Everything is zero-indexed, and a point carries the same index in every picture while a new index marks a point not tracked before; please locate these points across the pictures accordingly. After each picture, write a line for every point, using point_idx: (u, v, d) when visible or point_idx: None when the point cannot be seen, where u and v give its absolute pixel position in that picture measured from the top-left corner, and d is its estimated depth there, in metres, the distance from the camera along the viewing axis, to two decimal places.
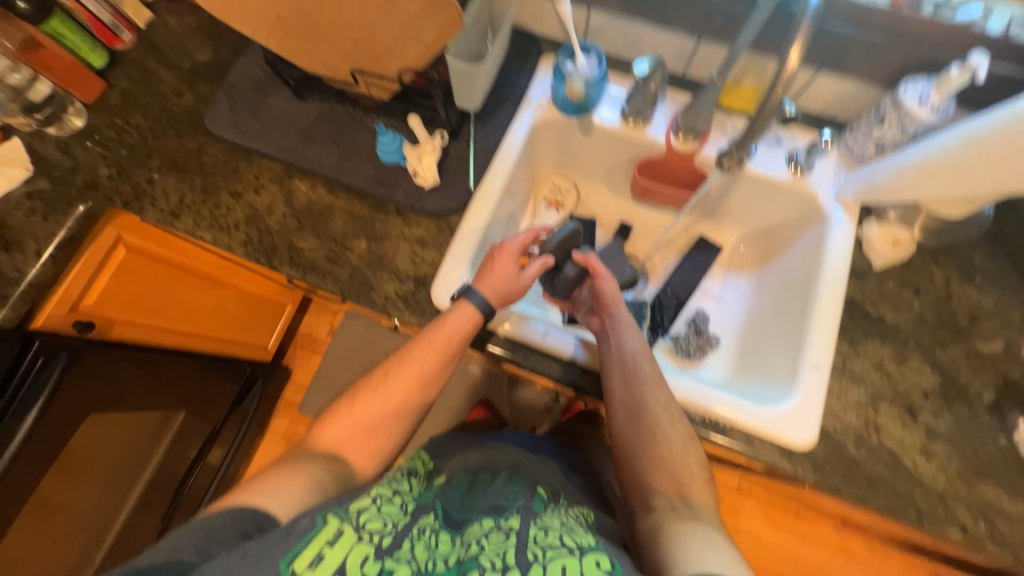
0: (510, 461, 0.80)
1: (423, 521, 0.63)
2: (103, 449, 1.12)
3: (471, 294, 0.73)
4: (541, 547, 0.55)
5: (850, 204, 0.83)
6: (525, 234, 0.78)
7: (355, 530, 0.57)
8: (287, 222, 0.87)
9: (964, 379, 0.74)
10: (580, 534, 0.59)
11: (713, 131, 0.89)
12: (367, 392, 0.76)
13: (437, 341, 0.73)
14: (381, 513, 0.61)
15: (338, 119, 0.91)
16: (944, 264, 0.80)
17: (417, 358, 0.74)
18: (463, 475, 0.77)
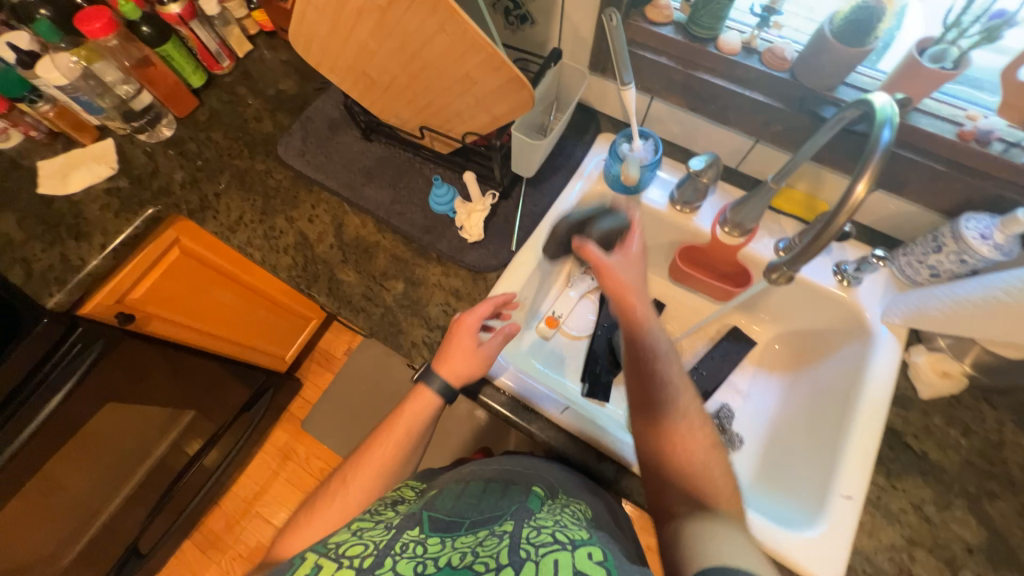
0: (504, 472, 0.77)
1: (409, 531, 0.59)
2: (111, 432, 1.14)
3: (431, 377, 0.74)
4: (535, 544, 0.53)
5: (897, 325, 0.79)
6: (483, 305, 0.77)
7: (334, 559, 0.53)
8: (333, 253, 0.90)
9: (1015, 540, 0.67)
10: (573, 528, 0.57)
11: (761, 230, 0.89)
12: (323, 503, 0.71)
13: (405, 418, 0.75)
14: (365, 538, 0.58)
15: (399, 164, 0.96)
16: (997, 406, 0.75)
17: (378, 448, 0.74)
18: (455, 485, 0.73)
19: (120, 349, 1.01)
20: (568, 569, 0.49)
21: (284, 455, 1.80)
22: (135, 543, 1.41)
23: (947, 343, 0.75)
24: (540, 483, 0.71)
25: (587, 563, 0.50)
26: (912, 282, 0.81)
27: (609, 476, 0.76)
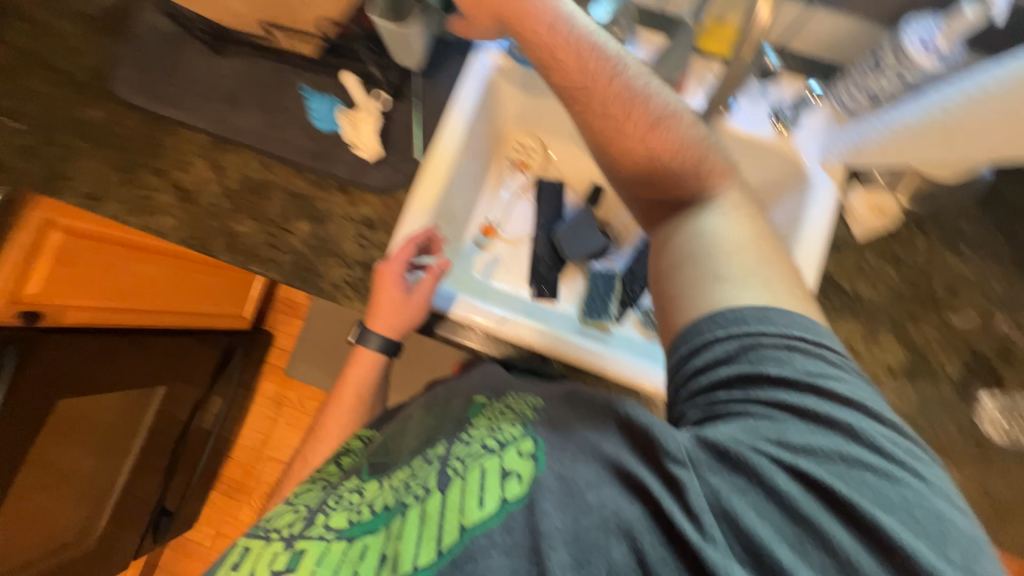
0: (453, 390, 0.70)
1: (346, 484, 0.60)
2: (89, 415, 1.11)
3: (369, 336, 0.73)
4: (461, 460, 0.50)
5: (835, 166, 0.75)
6: (402, 250, 0.71)
7: (262, 536, 0.55)
8: (220, 203, 0.79)
9: (933, 355, 0.71)
10: (508, 427, 0.51)
11: (691, 82, 0.78)
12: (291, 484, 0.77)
13: (349, 386, 0.77)
14: (297, 504, 0.60)
15: (265, 80, 0.80)
16: (929, 233, 0.74)
17: (334, 421, 0.78)
18: (395, 424, 0.70)
19: (48, 345, 0.91)
20: (494, 476, 0.46)
21: (278, 403, 1.86)
22: (162, 505, 1.51)
23: (885, 179, 0.74)
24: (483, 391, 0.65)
25: (516, 461, 0.46)
26: (853, 113, 0.74)
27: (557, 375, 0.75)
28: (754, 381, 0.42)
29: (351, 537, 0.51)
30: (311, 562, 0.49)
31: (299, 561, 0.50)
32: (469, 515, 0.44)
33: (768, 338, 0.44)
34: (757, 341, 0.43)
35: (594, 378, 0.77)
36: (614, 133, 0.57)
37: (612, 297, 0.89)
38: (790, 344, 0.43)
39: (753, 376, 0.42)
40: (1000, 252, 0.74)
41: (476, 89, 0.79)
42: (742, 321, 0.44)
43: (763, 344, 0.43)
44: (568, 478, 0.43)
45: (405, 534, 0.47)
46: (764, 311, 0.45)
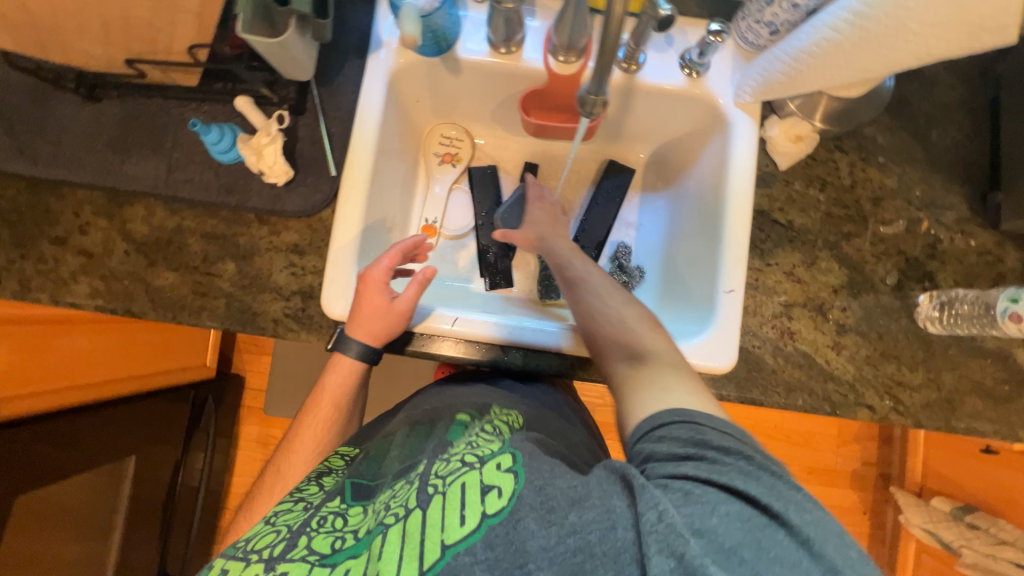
0: (432, 409, 0.73)
1: (328, 506, 0.56)
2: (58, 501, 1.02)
3: (347, 344, 0.71)
4: (443, 476, 0.50)
5: (751, 104, 0.76)
6: (389, 256, 0.71)
7: (242, 557, 0.50)
8: (134, 260, 0.74)
9: (870, 267, 0.74)
10: (485, 444, 0.55)
11: (595, 45, 0.77)
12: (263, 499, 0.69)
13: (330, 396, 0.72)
14: (277, 525, 0.54)
15: (150, 119, 0.73)
16: (848, 151, 0.76)
17: (310, 429, 0.74)
18: (378, 443, 0.69)
19: None
20: (475, 489, 0.47)
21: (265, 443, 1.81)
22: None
23: (796, 106, 0.73)
24: (465, 409, 0.70)
25: (496, 474, 0.48)
26: (757, 47, 0.75)
27: (518, 363, 0.76)
28: (699, 468, 0.47)
29: (331, 563, 0.47)
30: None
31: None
32: (450, 533, 0.44)
33: (719, 437, 0.49)
34: (705, 434, 0.50)
35: (557, 358, 0.76)
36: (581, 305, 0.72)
37: None
38: (747, 456, 0.48)
39: (707, 465, 0.47)
40: (916, 156, 0.76)
41: (379, 88, 0.75)
42: (683, 416, 0.52)
43: (709, 442, 0.49)
44: (545, 490, 0.46)
45: (385, 555, 0.45)
46: (687, 410, 0.53)
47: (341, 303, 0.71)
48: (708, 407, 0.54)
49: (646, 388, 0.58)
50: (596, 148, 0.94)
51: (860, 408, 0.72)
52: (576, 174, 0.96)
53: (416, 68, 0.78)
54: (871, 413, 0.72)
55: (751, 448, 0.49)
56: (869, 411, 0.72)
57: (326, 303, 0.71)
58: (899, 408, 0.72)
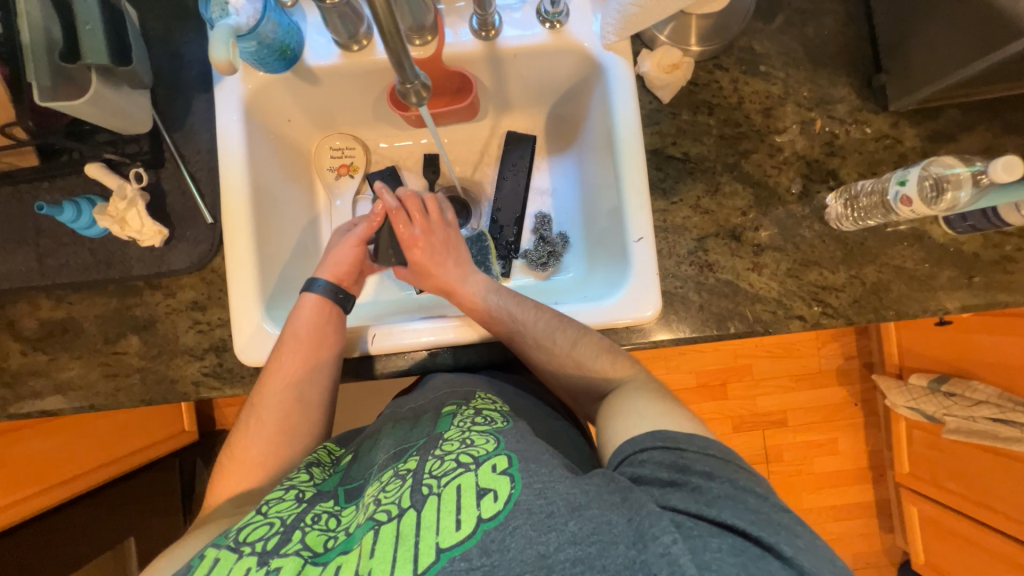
0: (417, 408, 0.65)
1: (321, 504, 0.54)
2: None
3: (313, 284, 0.72)
4: (437, 476, 0.48)
5: (619, 43, 0.72)
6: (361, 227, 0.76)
7: (233, 547, 0.48)
8: (34, 358, 0.70)
9: (773, 180, 0.73)
10: (480, 438, 0.52)
11: (449, 18, 0.73)
12: (243, 430, 0.66)
13: (294, 352, 0.67)
14: (270, 515, 0.52)
15: (4, 210, 0.68)
16: (728, 67, 0.74)
17: (281, 364, 0.67)
18: (367, 442, 0.63)
19: None
20: (470, 492, 0.46)
21: None
22: None
23: (667, 36, 0.71)
24: (452, 398, 0.63)
25: (492, 476, 0.47)
26: None
27: (449, 362, 0.73)
28: (686, 497, 0.45)
29: (323, 561, 0.46)
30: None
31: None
32: (444, 537, 0.43)
33: (699, 459, 0.48)
34: (688, 460, 0.48)
35: (487, 349, 0.75)
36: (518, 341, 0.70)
37: (487, 257, 0.85)
38: (733, 478, 0.47)
39: (693, 495, 0.45)
40: (796, 56, 0.75)
41: (234, 119, 0.71)
42: (666, 442, 0.50)
43: (694, 468, 0.47)
44: (546, 493, 0.44)
45: (376, 552, 0.44)
46: (666, 433, 0.51)
47: (253, 347, 0.69)
48: (684, 424, 0.53)
49: (619, 415, 0.57)
50: (491, 122, 0.90)
51: (792, 321, 0.72)
52: (481, 154, 0.91)
53: (270, 89, 0.73)
54: (803, 323, 0.72)
55: (735, 466, 0.48)
56: (801, 321, 0.72)
57: (236, 347, 0.69)
58: (828, 311, 0.72)
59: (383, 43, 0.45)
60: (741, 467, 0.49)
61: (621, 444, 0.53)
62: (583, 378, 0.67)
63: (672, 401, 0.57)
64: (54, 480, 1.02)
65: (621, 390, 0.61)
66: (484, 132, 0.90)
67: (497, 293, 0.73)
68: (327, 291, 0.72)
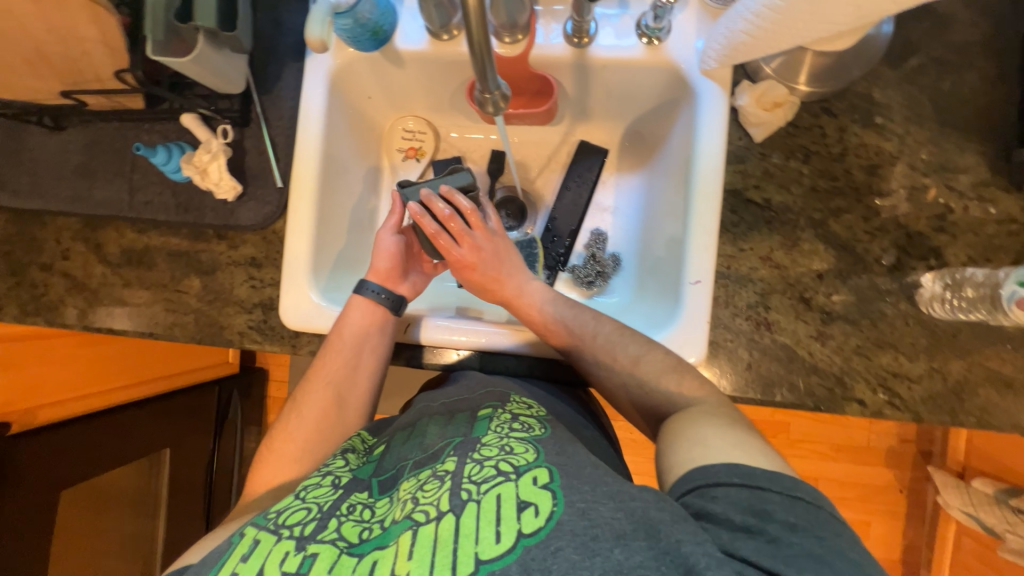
0: (452, 403, 0.64)
1: (356, 493, 0.55)
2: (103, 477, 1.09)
3: (364, 287, 0.72)
4: (476, 482, 0.48)
5: (719, 70, 0.67)
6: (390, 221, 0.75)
7: (273, 530, 0.49)
8: (111, 281, 0.77)
9: (862, 247, 0.66)
10: (520, 449, 0.51)
11: (543, 19, 0.70)
12: (286, 422, 0.69)
13: (339, 351, 0.70)
14: (307, 500, 0.53)
15: (110, 143, 0.75)
16: (837, 113, 0.67)
17: (330, 360, 0.70)
18: (401, 431, 0.64)
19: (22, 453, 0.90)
20: (511, 504, 0.45)
21: None
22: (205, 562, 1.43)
23: (773, 69, 0.65)
24: (488, 400, 0.62)
25: (533, 490, 0.46)
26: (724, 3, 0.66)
27: (475, 366, 0.73)
28: (764, 547, 0.42)
29: (358, 553, 0.46)
30: (326, 568, 0.44)
31: (312, 565, 0.45)
32: (485, 548, 0.42)
33: (783, 508, 0.44)
34: (770, 504, 0.45)
35: (514, 359, 0.73)
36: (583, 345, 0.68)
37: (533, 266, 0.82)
38: (821, 535, 0.43)
39: (772, 545, 0.42)
40: (921, 112, 0.66)
41: (319, 91, 0.73)
42: (745, 481, 0.46)
43: (777, 516, 0.44)
44: (590, 515, 0.43)
45: (415, 553, 0.43)
46: (744, 468, 0.47)
47: (295, 310, 0.72)
48: (764, 458, 0.49)
49: (683, 439, 0.52)
50: (565, 128, 0.87)
51: (849, 404, 0.65)
52: (548, 159, 0.89)
53: (357, 66, 0.75)
54: (861, 409, 0.65)
55: (826, 514, 0.44)
56: (860, 406, 0.65)
57: (282, 311, 0.72)
58: (894, 402, 0.64)
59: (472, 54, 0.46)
60: (831, 515, 0.45)
61: (689, 468, 0.49)
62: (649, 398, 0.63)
63: (748, 431, 0.52)
64: (108, 383, 1.13)
65: (688, 412, 0.56)
66: (556, 138, 0.88)
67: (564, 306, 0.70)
68: (376, 295, 0.71)
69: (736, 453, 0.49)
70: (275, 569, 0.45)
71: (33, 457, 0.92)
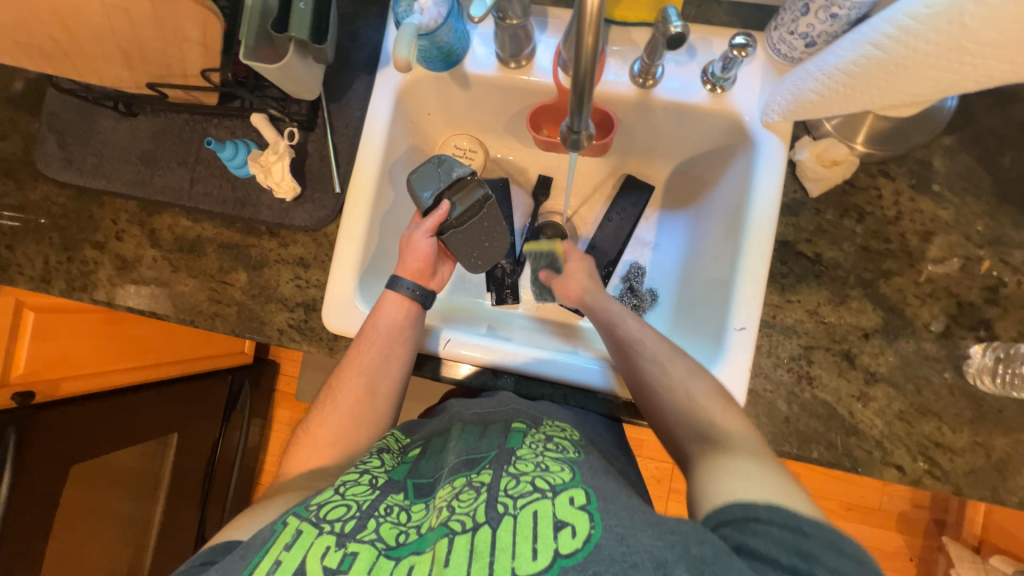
0: (484, 413, 0.64)
1: (393, 495, 0.54)
2: (113, 458, 1.08)
3: (398, 284, 0.71)
4: (512, 496, 0.47)
5: (780, 123, 0.68)
6: (427, 221, 0.71)
7: (315, 522, 0.48)
8: (160, 266, 0.78)
9: (911, 311, 0.66)
10: (556, 467, 0.50)
11: (611, 58, 0.72)
12: (320, 410, 0.68)
13: (373, 342, 0.69)
14: (347, 497, 0.52)
15: (178, 134, 0.77)
16: (894, 176, 0.68)
17: (363, 349, 0.69)
18: (438, 437, 0.63)
19: (42, 427, 0.90)
20: (548, 522, 0.44)
21: None
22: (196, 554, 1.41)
23: (833, 126, 0.66)
24: (519, 417, 0.62)
25: (569, 510, 0.45)
26: (791, 60, 0.68)
27: (509, 389, 0.73)
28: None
29: (396, 556, 0.45)
30: (365, 569, 0.44)
31: (352, 565, 0.44)
32: (521, 564, 0.41)
33: (827, 552, 0.42)
34: (811, 547, 0.42)
35: (548, 386, 0.73)
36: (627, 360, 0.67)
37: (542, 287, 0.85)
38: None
39: None
40: (978, 184, 0.67)
41: (386, 105, 0.75)
42: (786, 520, 0.44)
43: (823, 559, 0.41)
44: (628, 540, 0.41)
45: (451, 562, 0.42)
46: (784, 510, 0.45)
47: (339, 314, 0.73)
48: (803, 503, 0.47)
49: (712, 473, 0.52)
50: (615, 162, 0.88)
51: (887, 468, 0.64)
52: (594, 189, 0.90)
53: (423, 83, 0.77)
54: (899, 475, 0.64)
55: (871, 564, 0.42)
56: (898, 472, 0.64)
57: (325, 314, 0.73)
58: (934, 471, 0.64)
59: (574, 87, 0.48)
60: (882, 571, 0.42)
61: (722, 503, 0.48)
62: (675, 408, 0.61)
63: (771, 463, 0.52)
64: (131, 361, 1.14)
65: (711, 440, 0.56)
66: (605, 169, 0.89)
67: (631, 319, 0.71)
68: (410, 292, 0.71)
69: (763, 488, 0.47)
70: (317, 564, 0.44)
71: (55, 429, 0.92)
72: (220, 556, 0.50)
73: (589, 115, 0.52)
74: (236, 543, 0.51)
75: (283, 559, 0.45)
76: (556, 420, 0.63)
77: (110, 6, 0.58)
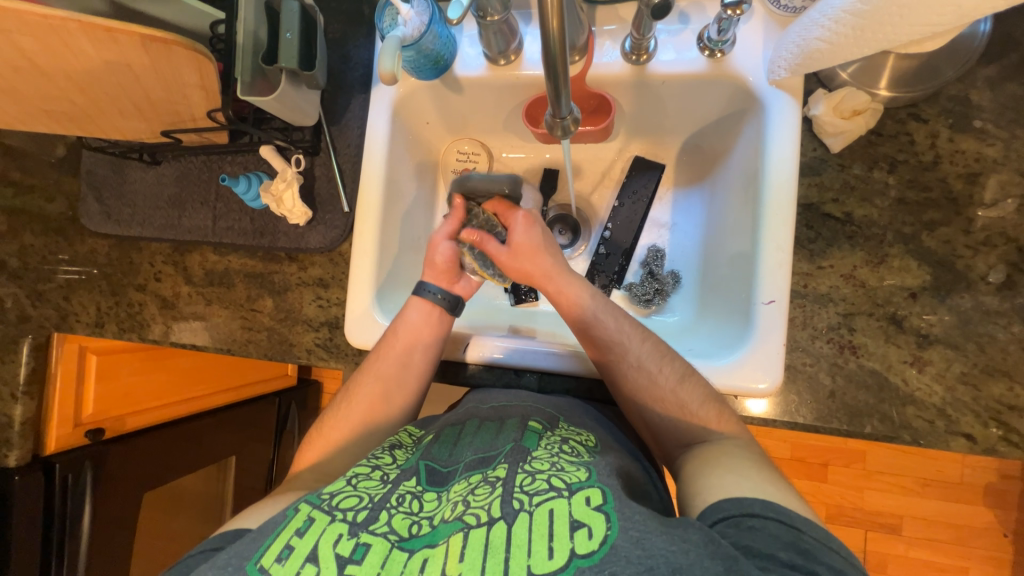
0: (500, 408, 0.64)
1: (404, 483, 0.53)
2: (178, 484, 1.14)
3: (423, 289, 0.72)
4: (529, 493, 0.46)
5: (788, 79, 0.64)
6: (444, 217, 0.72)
7: (327, 510, 0.48)
8: (195, 300, 0.82)
9: (964, 263, 0.60)
10: (571, 468, 0.50)
11: (599, 39, 0.70)
12: (336, 409, 0.70)
13: (391, 348, 0.70)
14: (359, 489, 0.52)
15: (198, 175, 0.82)
16: (927, 118, 0.63)
17: (381, 356, 0.70)
18: (450, 427, 0.62)
19: (114, 459, 0.97)
20: (564, 521, 0.43)
21: None
22: None
23: (850, 74, 0.62)
24: (536, 415, 0.61)
25: (586, 511, 0.44)
26: (793, 11, 0.65)
27: (533, 387, 0.72)
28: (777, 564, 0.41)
29: (410, 548, 0.45)
30: (378, 563, 0.43)
31: (365, 556, 0.44)
32: (537, 562, 0.41)
33: (821, 548, 0.42)
34: (756, 523, 0.44)
35: (572, 381, 0.72)
36: (625, 361, 0.64)
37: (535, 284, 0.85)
38: (790, 537, 0.43)
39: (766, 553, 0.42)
40: None
41: (384, 120, 0.77)
42: (781, 516, 0.44)
43: (768, 530, 0.43)
44: (644, 544, 0.41)
45: (465, 556, 0.42)
46: (779, 507, 0.45)
47: (360, 329, 0.75)
48: (800, 507, 0.47)
49: (695, 482, 0.52)
50: (620, 145, 0.85)
51: (953, 438, 0.59)
52: (602, 175, 0.87)
53: (418, 94, 0.78)
54: (969, 444, 0.58)
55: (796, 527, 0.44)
56: (968, 442, 0.58)
57: (348, 331, 0.75)
58: (1010, 437, 0.58)
59: (547, 77, 0.49)
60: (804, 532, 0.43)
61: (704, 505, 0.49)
62: (675, 410, 0.61)
63: (745, 464, 0.51)
64: (187, 392, 1.20)
65: (715, 451, 0.54)
66: (611, 154, 0.86)
67: (637, 341, 0.64)
68: (437, 297, 0.72)
69: (715, 488, 0.49)
70: (330, 549, 0.44)
71: (125, 461, 0.99)
72: (230, 542, 0.51)
73: (571, 99, 0.54)
74: (245, 532, 0.53)
75: (296, 545, 0.45)
76: (572, 422, 0.62)
77: (118, 64, 0.62)
